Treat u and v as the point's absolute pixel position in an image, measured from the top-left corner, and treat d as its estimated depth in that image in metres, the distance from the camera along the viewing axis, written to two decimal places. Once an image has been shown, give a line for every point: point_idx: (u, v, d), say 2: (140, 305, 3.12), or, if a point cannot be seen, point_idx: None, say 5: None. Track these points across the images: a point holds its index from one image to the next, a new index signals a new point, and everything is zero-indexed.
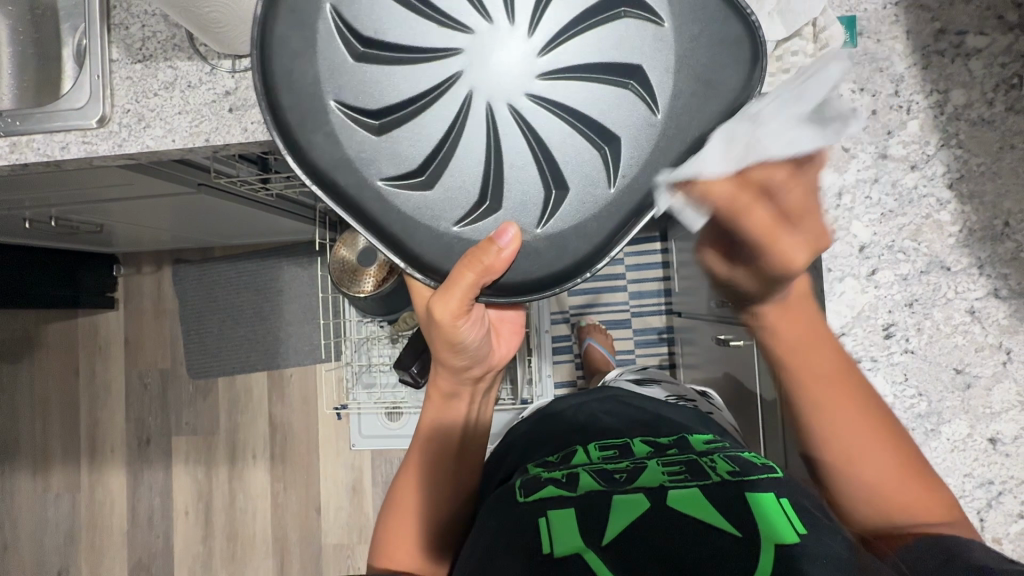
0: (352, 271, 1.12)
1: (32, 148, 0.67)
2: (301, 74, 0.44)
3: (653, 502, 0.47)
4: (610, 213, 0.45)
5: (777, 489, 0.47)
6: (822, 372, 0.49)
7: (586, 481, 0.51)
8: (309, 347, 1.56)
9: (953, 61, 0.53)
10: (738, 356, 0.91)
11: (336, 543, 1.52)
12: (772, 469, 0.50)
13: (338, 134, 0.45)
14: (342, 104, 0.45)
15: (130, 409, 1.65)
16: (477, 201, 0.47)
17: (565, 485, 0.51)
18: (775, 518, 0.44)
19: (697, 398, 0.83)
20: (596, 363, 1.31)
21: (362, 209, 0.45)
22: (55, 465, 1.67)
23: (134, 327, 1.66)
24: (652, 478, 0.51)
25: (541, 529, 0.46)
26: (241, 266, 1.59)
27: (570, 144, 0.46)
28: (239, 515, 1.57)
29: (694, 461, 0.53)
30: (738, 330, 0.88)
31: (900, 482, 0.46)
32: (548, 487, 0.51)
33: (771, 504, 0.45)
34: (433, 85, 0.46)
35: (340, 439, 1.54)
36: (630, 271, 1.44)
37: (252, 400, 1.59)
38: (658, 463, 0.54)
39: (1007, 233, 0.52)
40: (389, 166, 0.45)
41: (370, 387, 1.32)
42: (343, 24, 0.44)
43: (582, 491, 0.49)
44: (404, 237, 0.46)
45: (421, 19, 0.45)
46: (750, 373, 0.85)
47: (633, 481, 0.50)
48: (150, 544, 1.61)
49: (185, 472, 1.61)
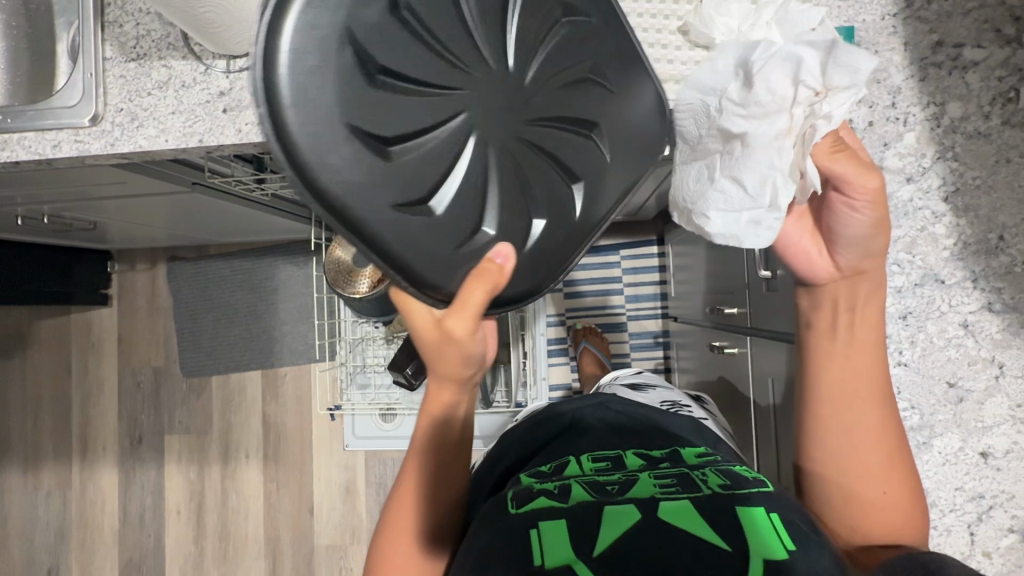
0: (347, 271, 1.11)
1: (23, 146, 0.66)
2: (317, 91, 0.37)
3: (644, 512, 0.47)
4: (571, 238, 0.50)
5: (767, 504, 0.47)
6: (862, 375, 0.50)
7: (578, 492, 0.51)
8: (304, 346, 1.56)
9: (950, 74, 0.53)
10: (732, 363, 0.90)
11: (329, 543, 1.51)
12: (763, 484, 0.50)
13: (353, 160, 0.39)
14: (357, 125, 0.39)
15: (122, 406, 1.64)
16: (474, 228, 0.46)
17: (557, 496, 0.51)
18: (765, 533, 0.44)
19: (691, 403, 0.82)
20: (591, 367, 1.30)
21: (377, 240, 0.40)
22: (46, 462, 1.66)
23: (127, 324, 1.65)
24: (644, 489, 0.50)
25: (532, 541, 0.45)
26: (236, 264, 1.58)
27: (542, 179, 0.49)
28: (231, 515, 1.56)
29: (686, 475, 0.53)
30: (732, 337, 0.88)
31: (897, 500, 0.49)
32: (540, 498, 0.51)
33: (759, 517, 0.45)
34: (443, 117, 0.44)
35: (334, 439, 1.53)
36: (627, 274, 1.44)
37: (245, 399, 1.59)
38: (650, 475, 0.53)
39: (1001, 247, 0.52)
40: (401, 194, 0.42)
41: (365, 387, 1.32)
42: (359, 43, 0.40)
43: (574, 502, 0.49)
44: (413, 264, 0.42)
45: (432, 52, 0.44)
46: (745, 381, 0.85)
47: (625, 492, 0.50)
48: (141, 543, 1.60)
49: (177, 471, 1.60)
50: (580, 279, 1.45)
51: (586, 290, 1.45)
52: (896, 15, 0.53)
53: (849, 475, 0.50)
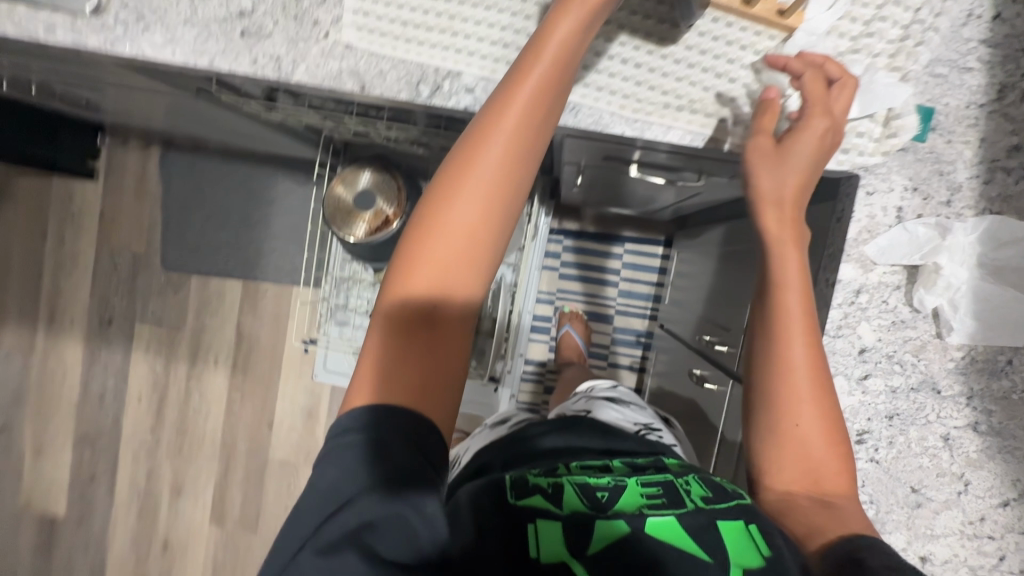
0: (346, 211, 1.08)
1: (10, 19, 0.58)
2: None
3: (633, 526, 0.45)
4: None
5: (745, 515, 0.47)
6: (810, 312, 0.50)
7: (572, 499, 0.48)
8: (290, 267, 1.54)
9: (1018, 183, 0.50)
10: (706, 395, 0.92)
11: (282, 460, 1.58)
12: (742, 497, 0.50)
13: None
14: None
15: (96, 285, 1.62)
16: None
17: (552, 499, 0.47)
18: (743, 545, 0.44)
19: (658, 424, 0.84)
20: (569, 351, 1.32)
21: None
22: (10, 322, 1.64)
23: (111, 203, 1.60)
24: (631, 501, 0.49)
25: (529, 535, 0.44)
26: (234, 168, 1.54)
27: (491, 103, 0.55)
28: (192, 412, 1.59)
29: (672, 484, 0.52)
30: (712, 370, 0.89)
31: (833, 466, 0.49)
32: (536, 495, 0.48)
33: (739, 532, 0.46)
34: None
35: (306, 363, 1.56)
36: (625, 269, 1.44)
37: (223, 305, 1.57)
38: (637, 481, 0.52)
39: (1007, 370, 0.51)
40: None
41: (343, 324, 1.31)
42: None
43: (569, 510, 0.46)
44: None
45: None
46: (715, 416, 0.86)
47: (614, 504, 0.48)
48: (99, 420, 1.63)
49: (144, 360, 1.61)
50: (578, 264, 1.44)
51: (580, 276, 1.44)
52: (983, 106, 0.50)
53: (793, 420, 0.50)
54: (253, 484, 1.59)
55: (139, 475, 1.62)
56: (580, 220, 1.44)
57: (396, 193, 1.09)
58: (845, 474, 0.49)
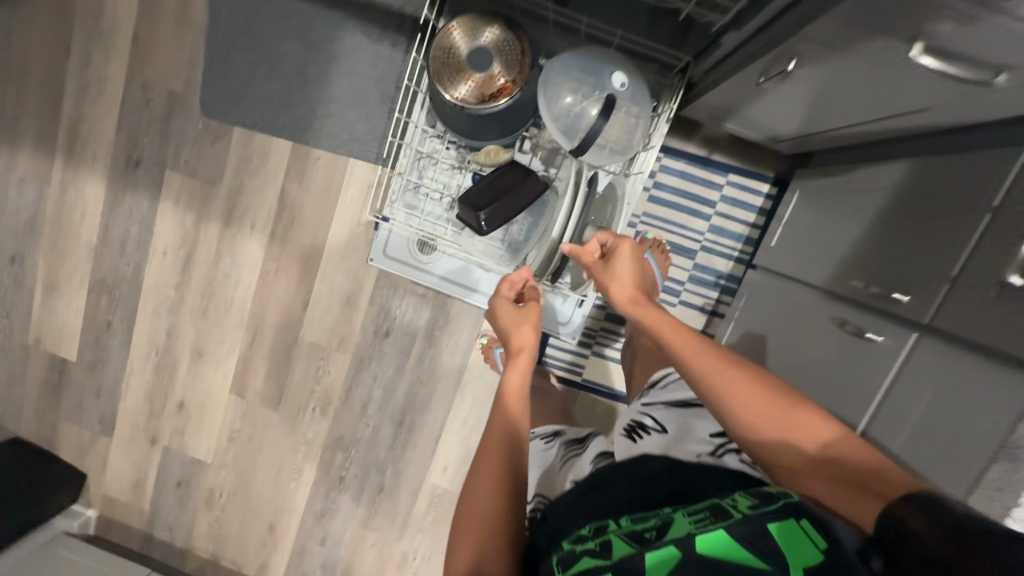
0: (456, 70, 0.92)
1: None
2: None
3: (682, 550, 0.47)
4: None
5: (794, 512, 0.50)
6: (721, 366, 0.68)
7: (620, 547, 0.51)
8: (348, 136, 1.37)
9: None
10: (848, 348, 0.83)
11: (313, 342, 1.49)
12: (789, 495, 0.53)
13: None
14: None
15: (122, 118, 1.42)
16: None
17: (602, 554, 0.51)
18: (799, 540, 0.48)
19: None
20: (647, 283, 1.21)
21: None
22: (22, 144, 1.46)
23: (147, 23, 1.37)
24: (681, 530, 0.52)
25: None
26: (298, 6, 1.32)
27: None
28: (221, 277, 1.47)
29: (719, 505, 0.55)
30: (874, 323, 0.80)
31: (843, 447, 0.61)
32: (584, 558, 0.51)
33: (794, 531, 0.48)
34: None
35: (352, 245, 1.42)
36: (723, 202, 1.31)
37: (267, 166, 1.40)
38: (688, 512, 0.56)
39: None
40: None
41: (412, 209, 1.16)
42: None
43: (619, 556, 0.49)
44: None
45: None
46: (870, 374, 0.77)
47: (663, 538, 0.51)
48: (118, 268, 1.50)
49: (172, 211, 1.45)
50: (674, 187, 1.31)
51: (671, 201, 1.31)
52: None
53: (776, 436, 0.63)
54: (279, 362, 1.51)
55: (158, 333, 1.53)
56: (686, 138, 1.29)
57: (518, 58, 0.92)
58: (843, 438, 0.61)
